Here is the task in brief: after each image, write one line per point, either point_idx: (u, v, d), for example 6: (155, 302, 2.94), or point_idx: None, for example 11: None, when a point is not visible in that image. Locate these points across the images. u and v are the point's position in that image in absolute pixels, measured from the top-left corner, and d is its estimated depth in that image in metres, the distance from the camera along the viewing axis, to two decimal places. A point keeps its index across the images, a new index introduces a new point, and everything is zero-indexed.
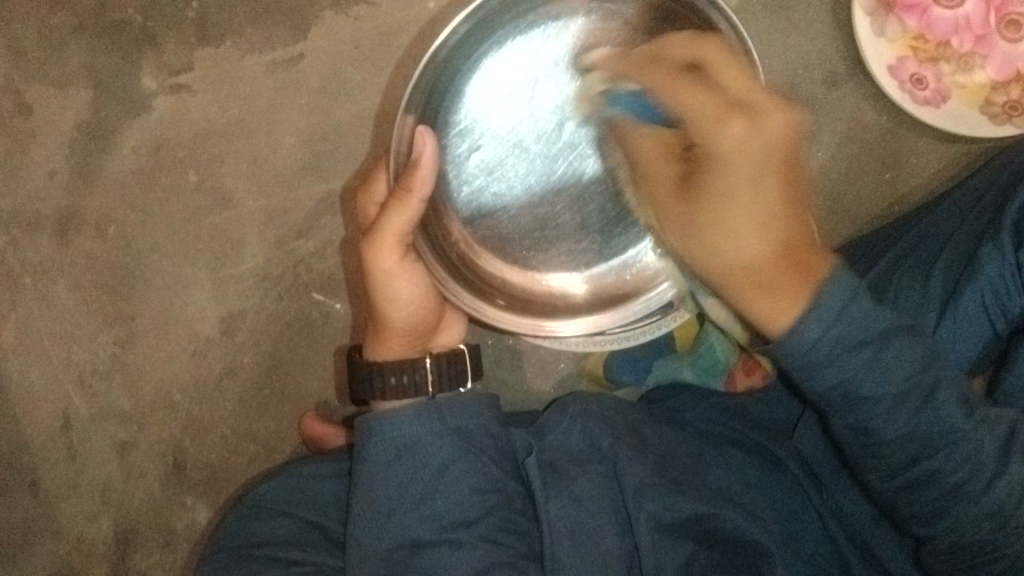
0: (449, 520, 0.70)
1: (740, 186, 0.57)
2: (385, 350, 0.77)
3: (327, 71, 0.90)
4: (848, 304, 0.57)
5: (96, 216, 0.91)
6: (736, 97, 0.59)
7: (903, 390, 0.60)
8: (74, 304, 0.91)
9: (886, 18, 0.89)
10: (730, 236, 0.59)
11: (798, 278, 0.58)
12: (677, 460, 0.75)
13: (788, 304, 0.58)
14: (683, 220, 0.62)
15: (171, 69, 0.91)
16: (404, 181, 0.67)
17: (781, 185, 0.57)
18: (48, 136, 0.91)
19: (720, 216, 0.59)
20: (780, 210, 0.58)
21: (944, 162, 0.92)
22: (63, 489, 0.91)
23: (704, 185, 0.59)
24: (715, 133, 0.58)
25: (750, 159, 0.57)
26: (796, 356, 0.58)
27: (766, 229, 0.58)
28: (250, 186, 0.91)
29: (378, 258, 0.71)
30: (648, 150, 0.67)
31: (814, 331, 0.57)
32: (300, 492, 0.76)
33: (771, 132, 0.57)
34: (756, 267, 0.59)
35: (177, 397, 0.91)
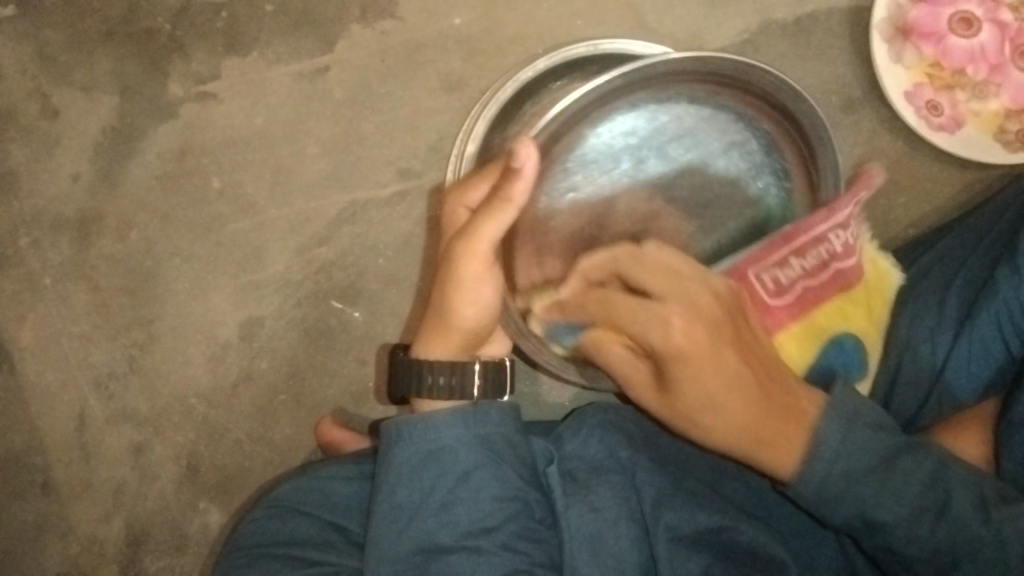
0: (471, 526, 0.70)
1: (712, 393, 0.62)
2: (439, 346, 0.74)
3: (353, 82, 0.92)
4: (847, 430, 0.62)
5: (118, 220, 0.92)
6: (652, 281, 0.63)
7: (919, 512, 0.62)
8: (94, 306, 0.92)
9: (903, 46, 0.91)
10: (696, 427, 0.65)
11: (789, 427, 0.62)
12: (694, 475, 0.76)
13: (780, 446, 0.62)
14: (675, 412, 0.65)
15: (198, 77, 0.92)
16: (505, 188, 0.65)
17: (731, 342, 0.63)
18: (74, 139, 0.92)
19: (698, 379, 0.62)
20: (777, 416, 0.62)
21: (957, 188, 0.93)
22: (75, 491, 0.91)
23: (680, 360, 0.62)
24: (711, 360, 0.62)
25: (700, 349, 0.62)
26: (809, 496, 0.62)
27: (738, 384, 0.62)
28: (273, 194, 0.92)
29: (467, 256, 0.68)
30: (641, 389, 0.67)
31: (821, 466, 0.61)
32: (320, 494, 0.76)
33: (703, 304, 0.62)
34: (728, 432, 0.64)
35: (193, 401, 0.91)
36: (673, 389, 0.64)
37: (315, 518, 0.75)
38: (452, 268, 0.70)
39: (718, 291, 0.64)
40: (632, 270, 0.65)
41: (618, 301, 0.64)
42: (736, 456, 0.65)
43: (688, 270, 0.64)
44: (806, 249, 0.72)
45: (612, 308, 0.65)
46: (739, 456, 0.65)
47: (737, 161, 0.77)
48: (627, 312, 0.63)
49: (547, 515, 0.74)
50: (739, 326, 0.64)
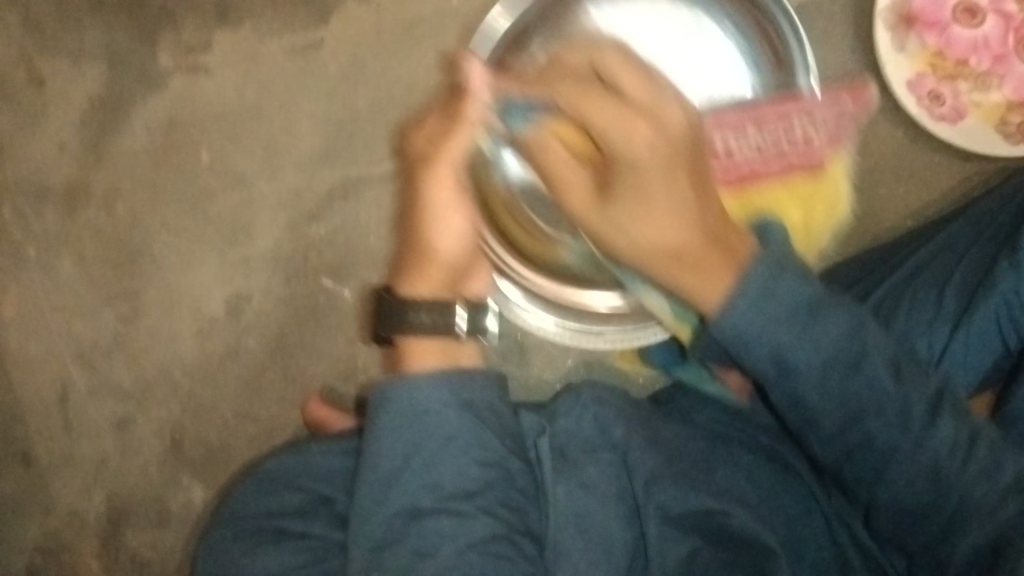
0: (451, 490, 0.68)
1: (657, 209, 0.63)
2: (419, 283, 0.75)
3: (348, 56, 0.90)
4: (776, 294, 0.61)
5: (106, 190, 0.90)
6: (641, 100, 0.63)
7: (862, 410, 0.63)
8: (79, 277, 0.90)
9: (906, 34, 0.90)
10: (620, 225, 0.65)
11: (718, 257, 0.63)
12: (686, 455, 0.75)
13: (717, 284, 0.62)
14: (608, 226, 0.65)
15: (190, 47, 0.90)
16: (461, 110, 0.72)
17: (690, 180, 0.64)
18: (61, 107, 0.90)
19: (643, 196, 0.63)
20: (716, 260, 0.63)
21: (956, 180, 0.92)
22: (56, 465, 0.90)
23: (615, 178, 0.64)
24: (646, 170, 0.63)
25: (661, 161, 0.62)
26: (728, 336, 0.61)
27: (679, 218, 0.64)
28: (264, 167, 0.90)
29: (430, 181, 0.73)
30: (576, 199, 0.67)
31: (741, 298, 0.61)
32: (307, 468, 0.75)
33: (673, 131, 0.63)
34: (650, 259, 0.65)
35: (178, 376, 0.90)
36: (609, 197, 0.65)
37: (300, 492, 0.73)
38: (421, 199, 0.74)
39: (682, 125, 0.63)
40: (606, 83, 0.64)
41: (557, 180, 0.68)
42: (687, 300, 0.65)
43: (658, 91, 0.63)
44: (768, 121, 0.78)
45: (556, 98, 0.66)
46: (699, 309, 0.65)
47: (716, 53, 0.84)
48: (601, 132, 0.63)
49: (532, 488, 0.72)
50: (697, 165, 0.65)
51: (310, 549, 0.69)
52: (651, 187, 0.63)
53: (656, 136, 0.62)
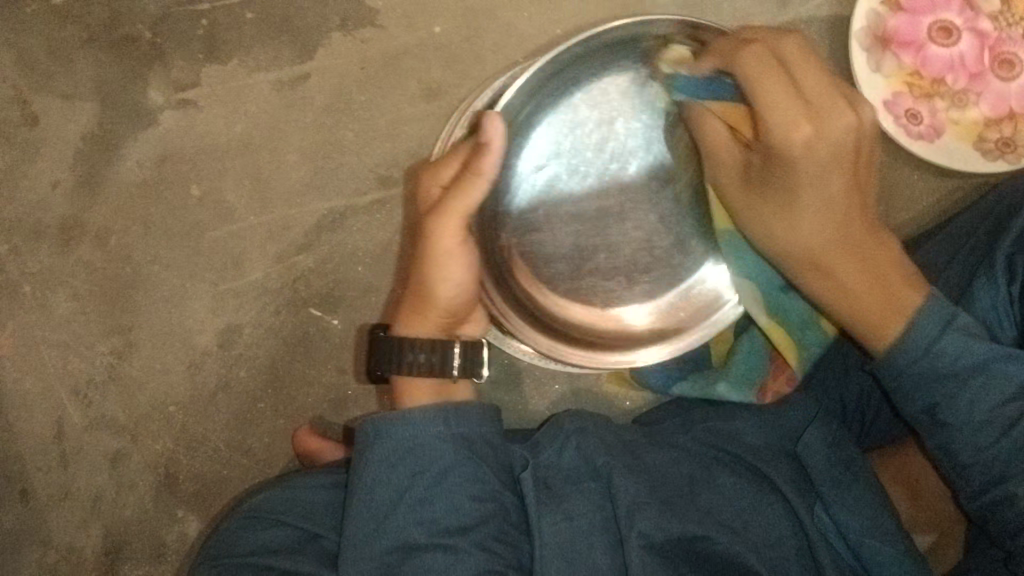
0: (444, 526, 0.70)
1: (806, 204, 0.70)
2: (417, 325, 0.78)
3: (334, 90, 0.92)
4: (945, 329, 0.67)
5: (98, 226, 0.92)
6: (809, 95, 0.66)
7: (984, 422, 0.65)
8: (73, 312, 0.92)
9: (882, 55, 0.91)
10: (788, 206, 0.71)
11: (891, 312, 0.70)
12: (670, 480, 0.77)
13: (867, 296, 0.72)
14: (765, 209, 0.73)
15: (179, 84, 0.92)
16: (473, 161, 0.69)
17: (847, 180, 0.70)
18: (53, 147, 0.92)
19: (789, 188, 0.70)
20: (846, 258, 0.72)
21: (935, 198, 0.93)
22: (54, 498, 0.91)
23: (771, 163, 0.69)
24: (822, 180, 0.69)
25: (819, 159, 0.67)
26: (898, 364, 0.68)
27: (827, 219, 0.71)
28: (253, 201, 0.92)
29: (440, 233, 0.72)
30: (712, 145, 0.74)
31: (916, 341, 0.67)
32: (295, 504, 0.76)
33: (842, 159, 0.68)
34: (817, 247, 0.72)
35: (172, 409, 0.91)
36: (765, 181, 0.71)
37: (290, 528, 0.75)
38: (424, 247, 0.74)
39: (864, 134, 0.68)
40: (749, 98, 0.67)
41: (745, 72, 0.67)
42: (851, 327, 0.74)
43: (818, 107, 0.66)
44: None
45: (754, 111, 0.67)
46: (857, 329, 0.73)
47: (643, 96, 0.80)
48: (763, 118, 0.66)
49: (520, 521, 0.75)
50: (858, 164, 0.70)
51: None
52: (812, 194, 0.70)
53: (826, 182, 0.69)
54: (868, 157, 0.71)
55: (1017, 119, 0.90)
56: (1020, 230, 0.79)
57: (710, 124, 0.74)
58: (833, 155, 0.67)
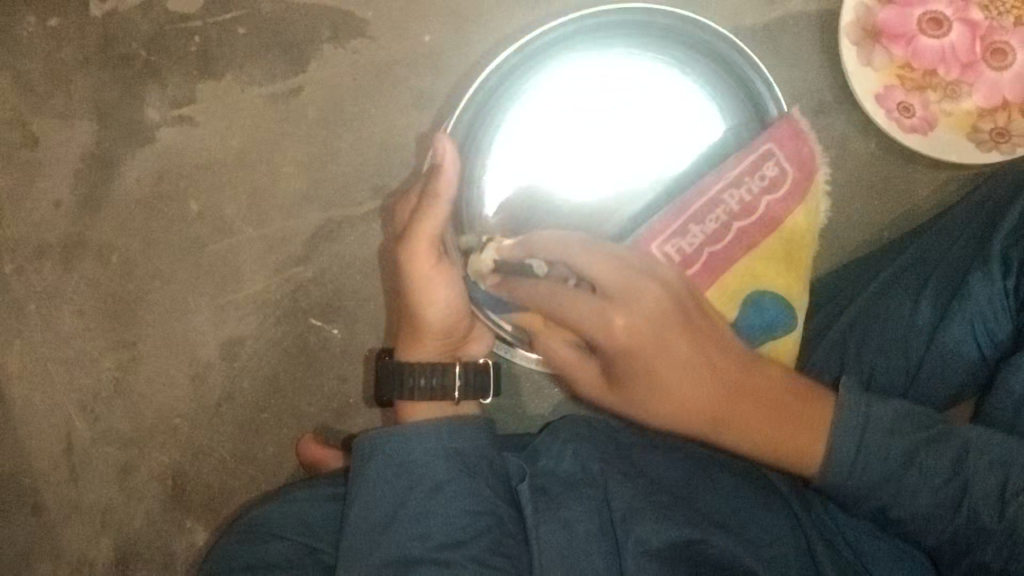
0: (442, 538, 0.70)
1: (662, 377, 0.66)
2: (418, 351, 0.80)
3: (326, 102, 0.92)
4: (861, 441, 0.63)
5: (100, 244, 0.93)
6: (606, 281, 0.66)
7: (931, 510, 0.64)
8: (78, 329, 0.93)
9: (872, 48, 0.91)
10: (650, 380, 0.66)
11: (787, 426, 0.65)
12: (667, 485, 0.78)
13: (754, 431, 0.66)
14: (633, 394, 0.68)
15: (174, 101, 0.93)
16: (433, 180, 0.72)
17: (685, 337, 0.66)
18: (54, 167, 0.94)
19: (637, 379, 0.67)
20: (747, 400, 0.66)
21: (932, 189, 0.93)
22: (64, 512, 0.93)
23: (635, 357, 0.66)
24: (663, 344, 0.66)
25: (646, 341, 0.65)
26: (834, 484, 0.64)
27: (690, 378, 0.66)
28: (251, 214, 0.93)
29: (410, 263, 0.75)
30: (548, 351, 0.74)
31: (840, 454, 0.63)
32: (291, 518, 0.77)
33: (684, 394, 0.66)
34: (689, 398, 0.66)
35: (178, 421, 0.92)
36: (625, 383, 0.68)
37: (287, 540, 0.75)
38: (405, 283, 0.77)
39: (675, 304, 0.66)
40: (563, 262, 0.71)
41: (613, 305, 0.66)
42: (748, 445, 0.67)
43: (628, 263, 0.67)
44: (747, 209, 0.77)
45: (561, 312, 0.68)
46: (756, 450, 0.66)
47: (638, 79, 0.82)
48: (578, 325, 0.67)
49: (520, 532, 0.74)
50: (691, 315, 0.67)
51: None
52: (664, 382, 0.66)
53: (689, 358, 0.66)
54: (707, 332, 0.67)
55: (1011, 109, 0.89)
56: (1012, 223, 0.80)
57: (560, 344, 0.73)
58: (677, 332, 0.66)
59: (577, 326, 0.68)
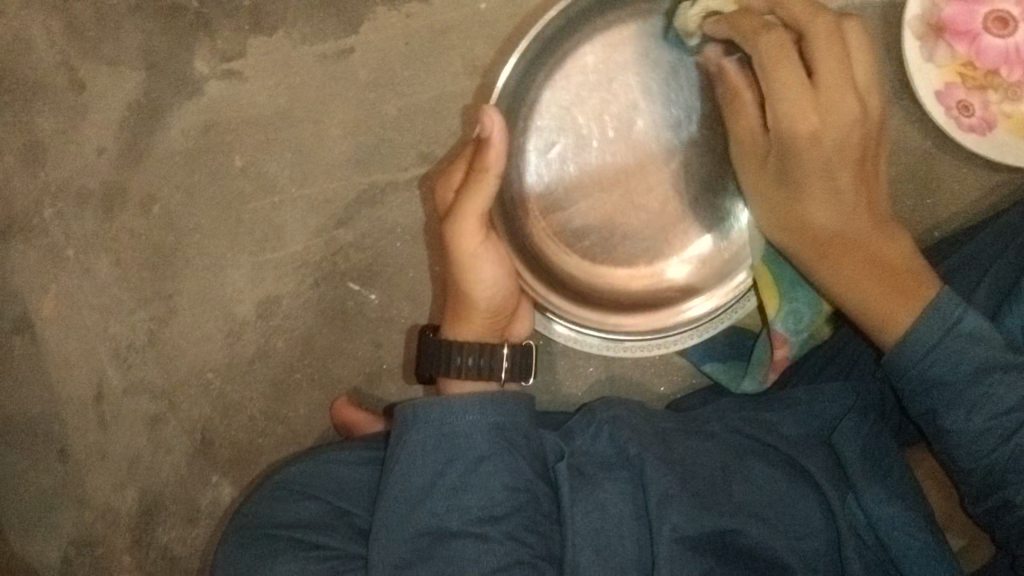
0: (480, 512, 0.71)
1: (806, 185, 0.74)
2: (466, 328, 0.79)
3: (378, 65, 0.91)
4: (941, 338, 0.68)
5: (142, 193, 0.93)
6: (825, 81, 0.71)
7: (982, 430, 0.67)
8: (115, 278, 0.93)
9: (935, 44, 0.89)
10: (801, 195, 0.74)
11: (903, 296, 0.71)
12: (702, 472, 0.77)
13: (864, 290, 0.73)
14: (776, 197, 0.76)
15: (225, 55, 0.92)
16: (481, 160, 0.70)
17: (855, 169, 0.73)
18: (100, 113, 0.93)
19: (799, 181, 0.74)
20: (853, 252, 0.74)
21: (982, 189, 0.92)
22: (92, 459, 0.93)
23: (788, 162, 0.73)
24: (829, 175, 0.73)
25: (823, 151, 0.72)
26: (906, 360, 0.69)
27: (838, 151, 0.72)
28: (295, 172, 0.92)
29: (457, 237, 0.74)
30: (737, 119, 0.78)
31: (922, 329, 0.69)
32: (328, 478, 0.77)
33: (845, 114, 0.71)
34: (823, 246, 0.74)
35: (209, 375, 0.92)
36: (791, 173, 0.74)
37: (321, 502, 0.75)
38: (453, 253, 0.75)
39: (873, 127, 0.73)
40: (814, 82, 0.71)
41: (819, 94, 0.71)
42: (858, 314, 0.74)
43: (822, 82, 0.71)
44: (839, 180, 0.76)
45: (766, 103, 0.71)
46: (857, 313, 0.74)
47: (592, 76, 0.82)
48: (774, 112, 0.71)
49: (554, 511, 0.75)
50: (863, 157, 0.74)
51: (329, 560, 0.71)
52: (829, 103, 0.71)
53: (843, 157, 0.73)
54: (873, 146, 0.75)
55: None
56: None
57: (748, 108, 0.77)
58: (844, 84, 0.71)
59: (782, 135, 0.72)
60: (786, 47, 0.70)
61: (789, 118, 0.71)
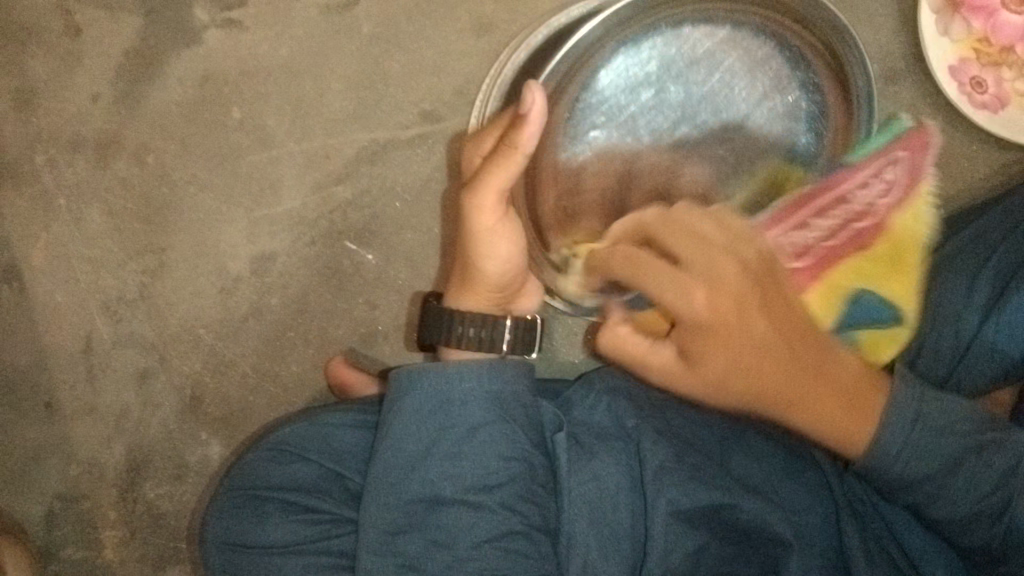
0: (473, 480, 0.70)
1: (724, 352, 0.64)
2: (468, 298, 0.76)
3: (382, 19, 0.89)
4: (911, 430, 0.64)
5: (137, 143, 0.91)
6: (686, 250, 0.64)
7: (970, 514, 0.66)
8: (107, 228, 0.91)
9: (951, 18, 0.87)
10: (703, 357, 0.64)
11: (856, 405, 0.65)
12: (700, 445, 0.76)
13: (830, 418, 0.65)
14: (678, 376, 0.66)
15: (225, 3, 0.90)
16: (512, 136, 0.66)
17: (761, 300, 0.64)
18: (95, 59, 0.91)
19: (712, 341, 0.63)
20: (816, 384, 0.65)
21: (994, 167, 0.90)
22: (78, 413, 0.91)
23: (702, 333, 0.63)
24: (745, 326, 0.64)
25: (728, 302, 0.63)
26: (883, 464, 0.65)
27: (738, 299, 0.63)
28: (294, 127, 0.90)
29: (475, 213, 0.71)
30: (608, 335, 0.71)
31: (891, 438, 0.64)
32: (322, 439, 0.76)
33: (722, 268, 0.64)
34: (771, 389, 0.64)
35: (201, 331, 0.90)
36: (696, 359, 0.64)
37: (315, 463, 0.75)
38: (468, 227, 0.72)
39: (751, 250, 0.66)
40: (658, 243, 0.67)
41: (654, 271, 0.64)
42: (824, 440, 0.66)
43: (671, 215, 0.68)
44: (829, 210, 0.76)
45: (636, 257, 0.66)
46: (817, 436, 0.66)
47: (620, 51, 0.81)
48: (656, 297, 0.64)
49: (550, 481, 0.74)
50: (766, 292, 0.65)
51: (320, 523, 0.72)
52: (701, 258, 0.64)
53: (744, 271, 0.64)
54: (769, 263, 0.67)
55: None
56: None
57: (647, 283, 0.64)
58: (709, 249, 0.64)
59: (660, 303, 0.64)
60: (659, 220, 0.68)
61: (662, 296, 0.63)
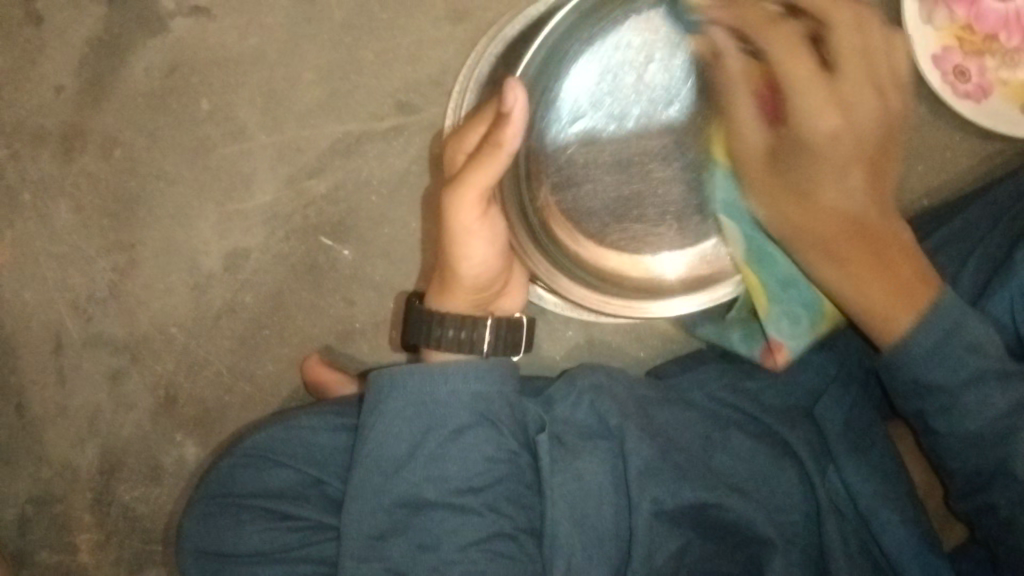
0: (459, 484, 0.69)
1: (824, 196, 0.70)
2: (450, 301, 0.75)
3: (354, 7, 0.87)
4: (944, 338, 0.65)
5: (103, 136, 0.88)
6: (847, 75, 0.68)
7: (974, 434, 0.66)
8: (74, 225, 0.88)
9: (935, 7, 0.86)
10: (814, 183, 0.69)
11: (915, 288, 0.68)
12: (683, 444, 0.75)
13: (868, 292, 0.69)
14: (772, 194, 0.70)
15: None
16: (496, 134, 0.63)
17: (861, 163, 0.70)
18: (58, 49, 0.88)
19: (816, 180, 0.69)
20: (856, 237, 0.70)
21: (975, 159, 0.89)
22: (49, 415, 0.89)
23: (778, 150, 0.69)
24: (842, 180, 0.69)
25: (842, 141, 0.68)
26: (903, 362, 0.66)
27: (856, 142, 0.69)
28: (265, 119, 0.88)
29: (457, 209, 0.68)
30: (740, 128, 0.71)
31: (923, 336, 0.65)
32: (298, 443, 0.74)
33: (866, 122, 0.69)
34: (833, 239, 0.70)
35: (173, 330, 0.89)
36: (786, 166, 0.70)
37: (291, 469, 0.73)
38: (447, 223, 0.70)
39: (870, 118, 0.69)
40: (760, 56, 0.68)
41: (816, 94, 0.67)
42: (859, 319, 0.70)
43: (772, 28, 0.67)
44: None
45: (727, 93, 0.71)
46: (857, 309, 0.70)
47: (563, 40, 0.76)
48: (802, 127, 0.68)
49: (534, 481, 0.74)
50: (879, 160, 0.71)
51: (300, 531, 0.71)
52: (808, 94, 0.67)
53: (829, 92, 0.68)
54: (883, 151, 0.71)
55: None
56: None
57: (738, 107, 0.71)
58: (820, 83, 0.67)
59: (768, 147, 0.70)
60: (787, 27, 0.67)
61: (806, 124, 0.68)
